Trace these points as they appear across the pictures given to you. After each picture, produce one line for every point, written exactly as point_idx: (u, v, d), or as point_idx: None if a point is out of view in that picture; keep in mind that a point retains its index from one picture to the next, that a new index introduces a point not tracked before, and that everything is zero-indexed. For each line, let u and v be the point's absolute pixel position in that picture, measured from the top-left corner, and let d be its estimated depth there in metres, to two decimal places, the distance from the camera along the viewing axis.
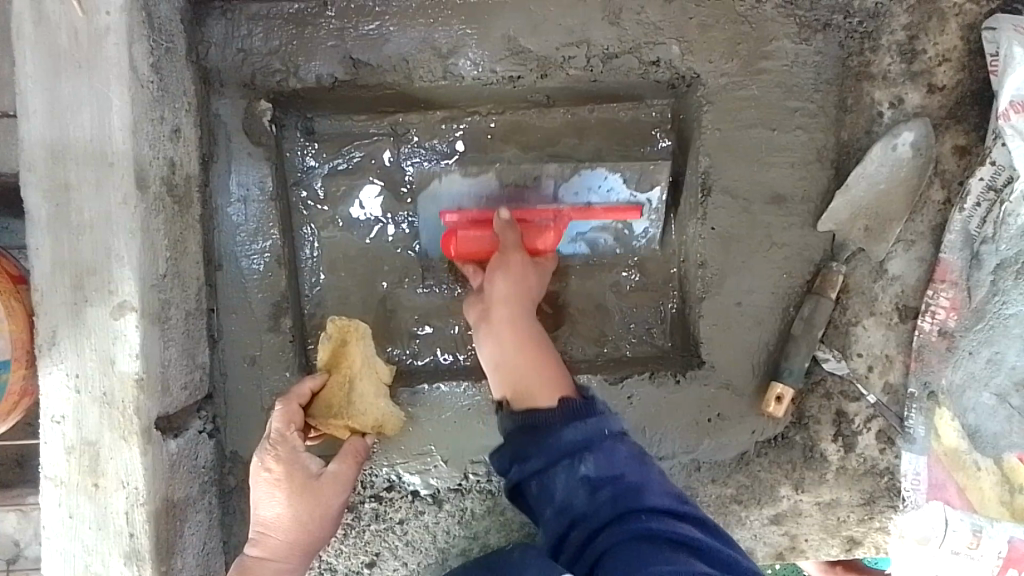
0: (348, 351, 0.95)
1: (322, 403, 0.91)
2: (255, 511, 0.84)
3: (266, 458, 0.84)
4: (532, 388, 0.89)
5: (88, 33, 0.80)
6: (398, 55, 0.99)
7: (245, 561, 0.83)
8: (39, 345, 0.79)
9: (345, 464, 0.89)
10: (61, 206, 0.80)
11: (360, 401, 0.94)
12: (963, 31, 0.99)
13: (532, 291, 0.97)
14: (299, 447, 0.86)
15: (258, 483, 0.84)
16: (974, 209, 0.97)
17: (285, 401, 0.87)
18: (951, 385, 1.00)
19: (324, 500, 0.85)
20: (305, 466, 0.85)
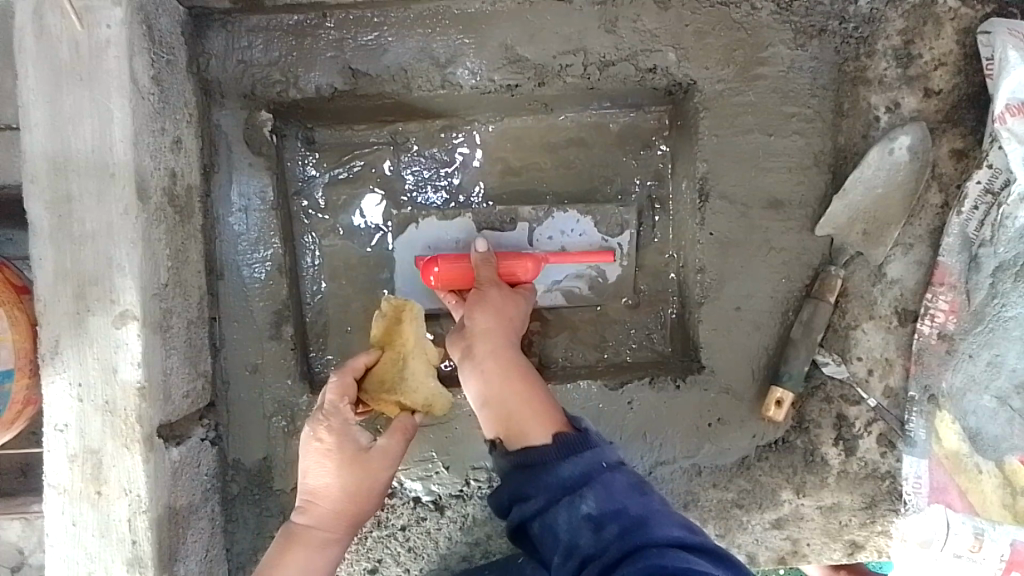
0: (402, 329, 0.93)
1: (376, 378, 0.90)
2: (304, 479, 0.85)
3: (318, 428, 0.84)
4: (522, 424, 0.87)
5: (89, 47, 0.81)
6: (396, 65, 0.99)
7: (292, 528, 0.85)
8: (42, 354, 0.80)
9: (394, 439, 0.87)
10: (63, 216, 0.81)
11: (413, 378, 0.91)
12: (959, 35, 1.00)
13: (512, 322, 0.94)
14: (349, 419, 0.86)
15: (308, 453, 0.85)
16: (972, 213, 0.98)
17: (340, 373, 0.88)
18: (952, 389, 0.99)
19: (374, 473, 0.85)
20: (355, 440, 0.85)
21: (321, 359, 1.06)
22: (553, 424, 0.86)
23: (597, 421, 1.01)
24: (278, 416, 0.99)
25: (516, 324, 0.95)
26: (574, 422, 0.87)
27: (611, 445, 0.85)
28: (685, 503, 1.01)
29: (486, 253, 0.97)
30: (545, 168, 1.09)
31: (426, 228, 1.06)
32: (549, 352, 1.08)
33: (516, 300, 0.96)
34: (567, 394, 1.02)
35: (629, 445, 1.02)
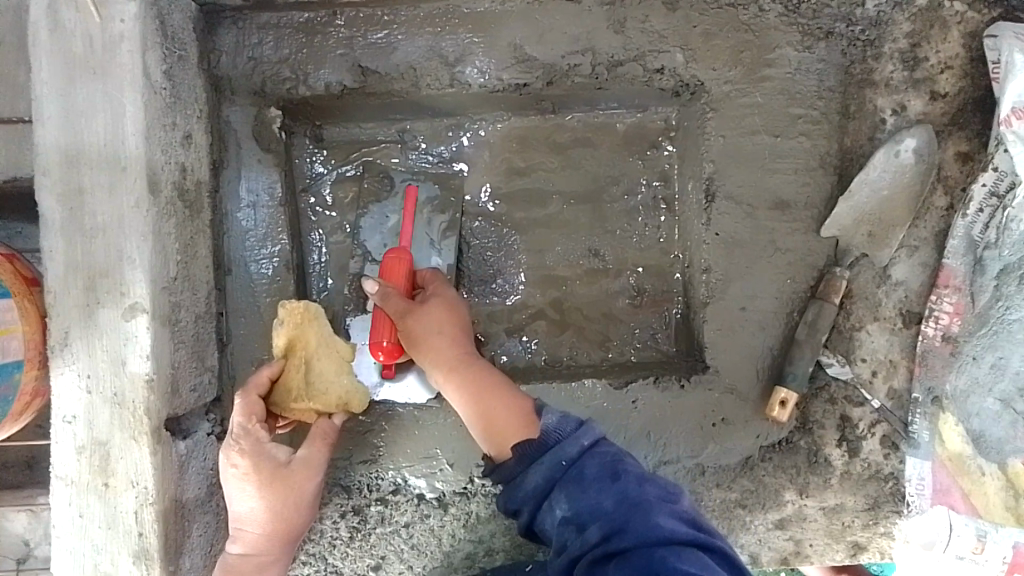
0: (303, 335, 0.88)
1: (284, 387, 0.86)
2: (230, 507, 0.85)
3: (231, 454, 0.83)
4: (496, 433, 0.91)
5: (102, 41, 0.82)
6: (406, 63, 1.00)
7: (228, 559, 0.86)
8: (52, 346, 0.81)
9: (314, 448, 0.88)
10: (74, 209, 0.81)
11: (320, 380, 0.89)
12: (966, 39, 1.00)
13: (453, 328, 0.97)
14: (263, 439, 0.84)
15: (228, 480, 0.84)
16: (976, 215, 0.97)
17: (244, 393, 0.84)
18: (955, 391, 1.00)
19: (297, 486, 0.86)
20: (272, 457, 0.84)
21: None
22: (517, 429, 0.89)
23: (602, 421, 1.02)
24: None
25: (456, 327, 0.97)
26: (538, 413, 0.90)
27: (578, 428, 0.86)
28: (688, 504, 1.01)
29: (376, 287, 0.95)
30: (552, 168, 1.09)
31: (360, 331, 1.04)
32: (555, 353, 1.08)
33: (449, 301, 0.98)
34: (572, 393, 1.02)
35: (632, 446, 1.02)
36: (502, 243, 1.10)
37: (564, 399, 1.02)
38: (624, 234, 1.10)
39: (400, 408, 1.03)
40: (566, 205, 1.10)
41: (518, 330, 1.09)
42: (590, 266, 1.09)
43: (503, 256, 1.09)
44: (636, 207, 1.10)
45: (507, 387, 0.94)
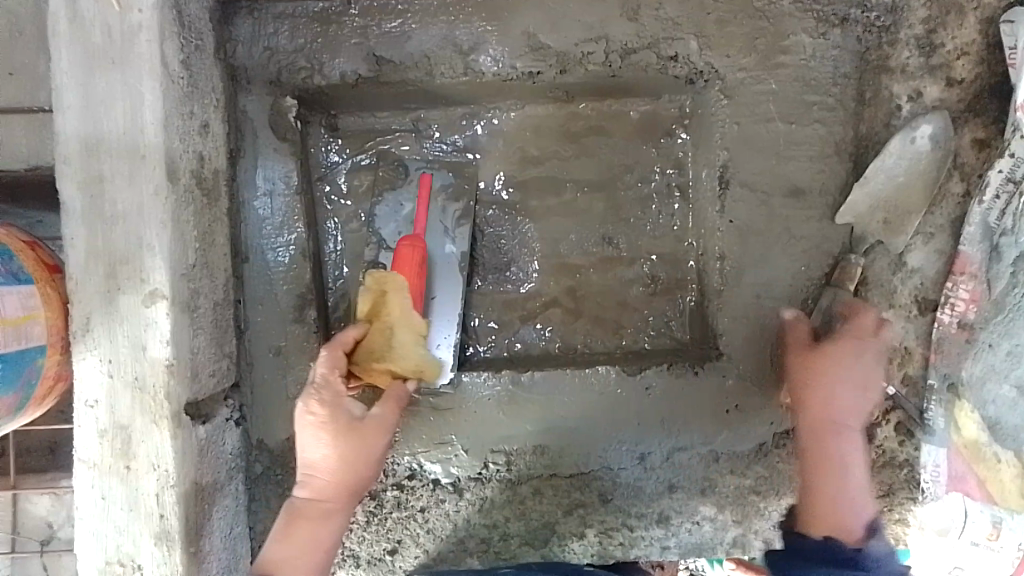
0: (388, 303, 0.91)
1: (365, 349, 0.89)
2: (301, 453, 0.87)
3: (310, 402, 0.85)
4: (814, 522, 0.99)
5: (121, 30, 0.83)
6: (420, 52, 1.00)
7: (295, 503, 0.87)
8: (75, 332, 0.82)
9: (387, 409, 0.89)
10: (95, 197, 0.82)
11: (400, 346, 0.90)
12: (983, 24, 0.97)
13: (829, 412, 0.98)
14: (342, 392, 0.86)
15: (303, 427, 0.86)
16: (994, 201, 0.96)
17: (329, 348, 0.87)
18: (971, 378, 0.99)
19: (369, 441, 0.87)
20: (348, 411, 0.86)
21: None
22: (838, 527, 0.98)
23: (615, 408, 1.02)
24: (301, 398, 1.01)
25: (821, 410, 0.98)
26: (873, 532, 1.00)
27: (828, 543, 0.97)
28: (703, 489, 1.02)
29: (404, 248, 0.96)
30: (566, 156, 1.10)
31: None
32: (569, 340, 1.09)
33: (827, 377, 0.98)
34: (585, 380, 1.02)
35: (646, 432, 1.02)
36: (516, 232, 1.10)
37: (577, 386, 1.02)
38: (638, 222, 1.10)
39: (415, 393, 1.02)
40: (580, 193, 1.10)
41: (532, 318, 1.10)
42: (604, 254, 1.10)
43: (517, 244, 1.10)
44: (651, 195, 1.10)
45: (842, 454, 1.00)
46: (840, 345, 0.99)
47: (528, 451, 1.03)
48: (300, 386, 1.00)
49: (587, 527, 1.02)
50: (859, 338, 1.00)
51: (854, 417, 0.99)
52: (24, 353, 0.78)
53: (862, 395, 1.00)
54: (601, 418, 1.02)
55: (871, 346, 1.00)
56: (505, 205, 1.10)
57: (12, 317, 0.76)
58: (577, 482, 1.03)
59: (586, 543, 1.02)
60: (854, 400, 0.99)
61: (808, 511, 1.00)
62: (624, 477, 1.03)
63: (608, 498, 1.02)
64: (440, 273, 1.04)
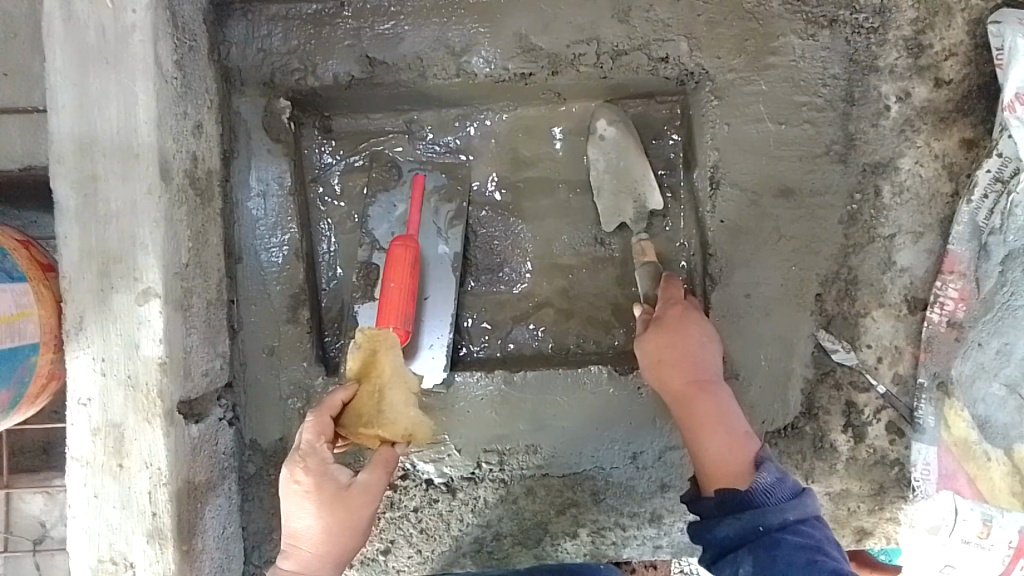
0: (380, 360, 0.86)
1: (354, 412, 0.84)
2: (287, 523, 0.83)
3: (295, 470, 0.81)
4: (713, 476, 0.86)
5: (115, 31, 0.83)
6: (412, 54, 1.01)
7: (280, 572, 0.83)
8: (67, 330, 0.83)
9: (375, 474, 0.84)
10: (88, 196, 0.83)
11: (392, 410, 0.85)
12: (970, 25, 0.99)
13: (688, 371, 0.91)
14: (327, 458, 0.81)
15: (288, 495, 0.82)
16: (981, 201, 0.97)
17: (316, 412, 0.82)
18: (961, 375, 1.00)
19: (357, 510, 0.83)
20: (335, 477, 0.82)
21: (336, 345, 1.08)
22: (733, 475, 0.84)
23: (608, 407, 1.03)
24: (294, 398, 1.01)
25: (683, 379, 0.91)
26: (758, 464, 0.84)
27: (793, 497, 0.79)
28: None
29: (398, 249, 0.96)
30: (557, 157, 1.11)
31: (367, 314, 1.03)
32: (562, 340, 1.10)
33: (675, 337, 0.93)
34: (577, 380, 1.03)
35: (638, 431, 1.03)
36: (509, 232, 1.11)
37: (570, 385, 1.03)
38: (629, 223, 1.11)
39: None
40: (572, 194, 1.11)
41: (524, 319, 1.10)
42: (596, 255, 1.10)
43: (510, 245, 1.11)
44: None
45: (705, 381, 0.91)
46: (668, 316, 0.95)
47: (521, 450, 1.03)
48: (294, 386, 1.01)
49: (580, 526, 1.04)
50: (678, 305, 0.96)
51: (712, 370, 0.93)
52: (18, 349, 0.78)
53: (706, 345, 0.93)
54: (594, 418, 1.03)
55: (694, 308, 0.96)
56: (498, 204, 1.11)
57: (5, 314, 0.77)
58: (569, 482, 1.03)
59: (578, 543, 1.04)
60: (703, 354, 0.93)
61: (704, 469, 0.86)
62: (616, 476, 1.03)
63: (600, 498, 1.03)
64: (432, 273, 1.05)
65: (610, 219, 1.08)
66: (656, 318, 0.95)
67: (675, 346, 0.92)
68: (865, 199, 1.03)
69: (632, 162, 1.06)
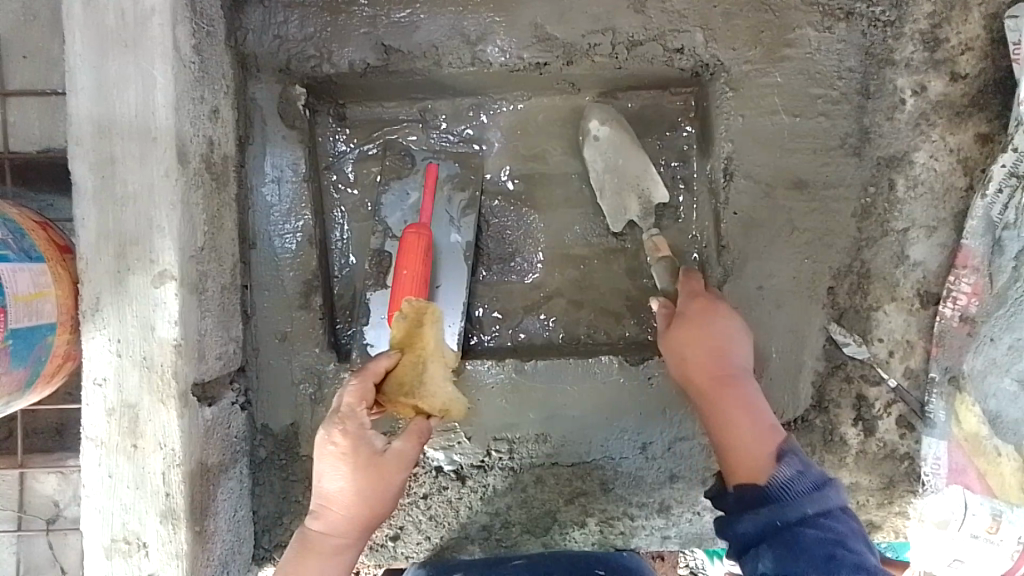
0: (424, 333, 0.88)
1: (396, 381, 0.85)
2: (318, 484, 0.82)
3: (332, 432, 0.80)
4: (738, 473, 0.81)
5: (135, 14, 0.84)
6: (428, 42, 1.01)
7: (307, 535, 0.83)
8: (84, 311, 0.83)
9: (409, 443, 0.83)
10: (107, 178, 0.83)
11: (431, 382, 0.87)
12: (987, 19, 0.98)
13: (708, 367, 0.87)
14: (366, 423, 0.81)
15: (323, 457, 0.81)
16: (996, 195, 0.96)
17: (361, 376, 0.82)
18: (972, 370, 0.99)
19: (390, 476, 0.82)
20: (371, 442, 0.81)
21: (347, 333, 1.08)
22: (755, 471, 0.80)
23: (617, 397, 1.03)
24: (306, 383, 1.02)
25: (703, 373, 0.87)
26: (779, 457, 0.79)
27: (814, 489, 0.76)
28: (703, 479, 1.03)
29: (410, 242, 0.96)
30: (571, 147, 1.11)
31: (378, 302, 1.04)
32: (572, 330, 1.10)
33: (701, 329, 0.88)
34: (588, 369, 1.03)
35: (648, 422, 1.03)
36: (521, 222, 1.11)
37: (580, 375, 1.03)
38: None
39: None
40: (585, 184, 1.11)
41: (535, 309, 1.11)
42: (608, 245, 1.10)
43: (522, 235, 1.11)
44: None
45: (730, 373, 0.87)
46: (692, 310, 0.90)
47: (531, 439, 1.03)
48: (305, 372, 1.01)
49: (588, 516, 1.04)
50: (699, 296, 0.92)
51: (734, 365, 0.88)
52: (37, 328, 0.79)
53: (731, 338, 0.88)
54: (604, 408, 1.03)
55: (717, 302, 0.91)
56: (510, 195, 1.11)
57: (24, 293, 0.78)
58: (578, 471, 1.04)
59: (586, 532, 1.05)
60: (724, 350, 0.88)
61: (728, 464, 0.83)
62: (625, 466, 1.04)
63: (609, 487, 1.04)
64: (445, 262, 1.05)
65: (615, 216, 1.08)
66: (677, 312, 0.91)
67: (699, 337, 0.87)
68: (879, 192, 1.03)
69: (630, 159, 1.06)
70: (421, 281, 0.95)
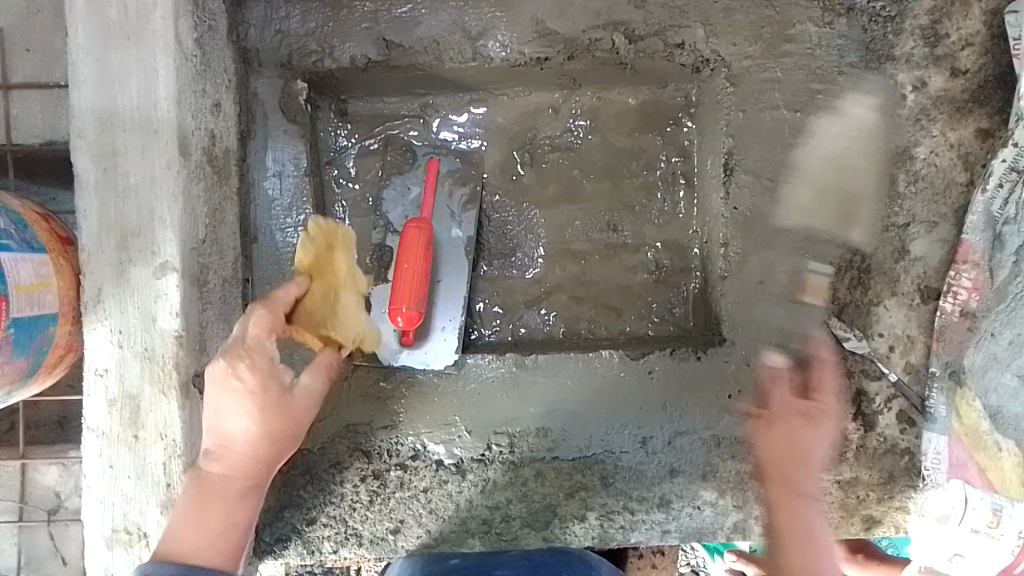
0: (332, 260, 0.92)
1: (307, 309, 0.89)
2: (215, 423, 0.80)
3: (238, 367, 0.79)
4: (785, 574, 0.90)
5: (137, 7, 0.84)
6: (429, 37, 1.01)
7: (202, 476, 0.80)
8: (86, 302, 0.84)
9: (315, 376, 0.87)
10: (108, 169, 0.84)
11: (342, 311, 0.92)
12: (987, 15, 0.99)
13: (800, 457, 0.96)
14: (274, 358, 0.82)
15: (223, 394, 0.79)
16: (996, 190, 0.96)
17: (266, 307, 0.83)
18: (973, 365, 0.99)
19: (294, 413, 0.84)
20: (277, 377, 0.82)
21: None
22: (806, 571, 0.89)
23: (616, 393, 1.04)
24: None
25: (781, 454, 0.96)
26: None
27: None
28: (704, 473, 1.01)
29: (412, 242, 0.95)
30: (572, 143, 1.11)
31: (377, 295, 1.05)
32: (573, 325, 1.10)
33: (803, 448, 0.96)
34: (590, 365, 1.04)
35: (648, 416, 1.03)
36: (522, 218, 1.11)
37: (582, 369, 1.04)
38: (642, 209, 1.12)
39: (419, 374, 1.05)
40: (586, 179, 1.11)
41: (537, 303, 1.11)
42: (609, 241, 1.11)
43: (522, 233, 1.11)
44: (656, 182, 1.12)
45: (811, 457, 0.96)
46: (813, 408, 0.97)
47: (531, 434, 1.03)
48: None
49: (589, 510, 1.01)
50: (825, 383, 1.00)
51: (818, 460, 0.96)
52: (38, 318, 0.79)
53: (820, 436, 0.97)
54: (605, 403, 1.03)
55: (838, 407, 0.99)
56: (506, 191, 1.11)
57: (25, 283, 0.78)
58: (579, 465, 1.02)
59: (587, 526, 1.01)
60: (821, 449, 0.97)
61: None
62: (626, 461, 1.02)
63: (609, 482, 1.01)
64: (446, 255, 1.06)
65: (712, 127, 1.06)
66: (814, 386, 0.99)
67: (796, 434, 0.96)
68: (880, 187, 1.02)
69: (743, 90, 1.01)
70: (422, 283, 0.96)
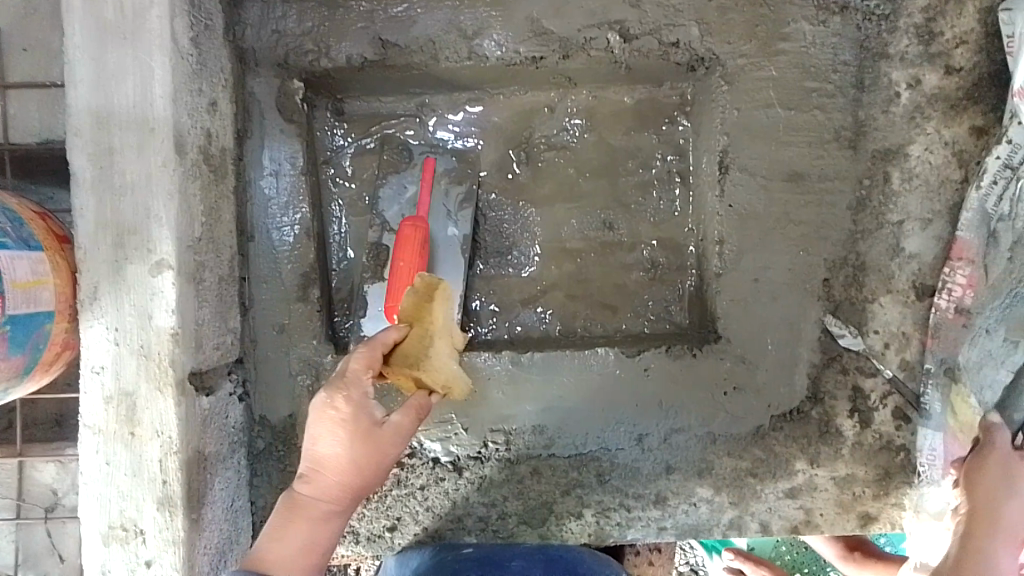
0: (432, 308, 0.87)
1: (401, 352, 0.85)
2: (312, 446, 0.81)
3: (334, 396, 0.80)
4: None
5: (132, 6, 0.84)
6: (424, 36, 1.02)
7: (293, 496, 0.81)
8: (81, 300, 0.84)
9: (406, 416, 0.83)
10: (105, 167, 0.84)
11: (435, 358, 0.87)
12: (981, 13, 0.97)
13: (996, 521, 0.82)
14: (368, 393, 0.81)
15: (320, 420, 0.80)
16: (990, 187, 0.96)
17: (366, 347, 0.82)
18: (967, 362, 0.98)
19: (384, 447, 0.82)
20: (370, 413, 0.81)
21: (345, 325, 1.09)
22: None
23: (613, 390, 1.04)
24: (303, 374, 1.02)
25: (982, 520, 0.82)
26: None
27: None
28: (700, 471, 1.03)
29: (407, 240, 0.96)
30: (568, 142, 1.12)
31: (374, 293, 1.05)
32: (569, 323, 1.11)
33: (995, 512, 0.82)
34: (585, 362, 1.04)
35: (643, 413, 1.03)
36: (518, 217, 1.11)
37: (578, 367, 1.04)
38: (637, 207, 1.12)
39: None
40: (582, 177, 1.11)
41: (532, 301, 1.11)
42: (604, 239, 1.11)
43: (518, 232, 1.11)
44: (652, 180, 1.12)
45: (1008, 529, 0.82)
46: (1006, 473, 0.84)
47: (527, 431, 1.04)
48: (302, 363, 1.02)
49: (585, 507, 1.02)
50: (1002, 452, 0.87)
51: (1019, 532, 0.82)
52: (34, 315, 0.80)
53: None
54: (600, 401, 1.03)
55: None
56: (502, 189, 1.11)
57: (21, 280, 0.78)
58: (575, 462, 1.03)
59: (583, 523, 1.02)
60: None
61: None
62: (621, 458, 1.03)
63: (605, 479, 1.03)
64: (441, 253, 1.06)
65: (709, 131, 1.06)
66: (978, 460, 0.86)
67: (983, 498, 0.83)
68: (874, 184, 1.03)
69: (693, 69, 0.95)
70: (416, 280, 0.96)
